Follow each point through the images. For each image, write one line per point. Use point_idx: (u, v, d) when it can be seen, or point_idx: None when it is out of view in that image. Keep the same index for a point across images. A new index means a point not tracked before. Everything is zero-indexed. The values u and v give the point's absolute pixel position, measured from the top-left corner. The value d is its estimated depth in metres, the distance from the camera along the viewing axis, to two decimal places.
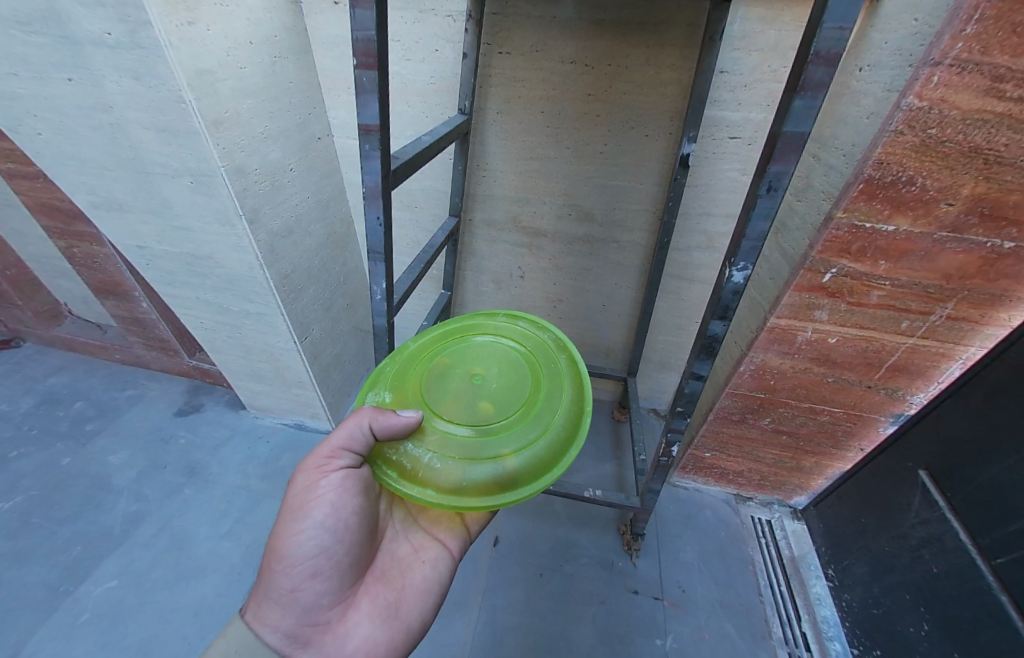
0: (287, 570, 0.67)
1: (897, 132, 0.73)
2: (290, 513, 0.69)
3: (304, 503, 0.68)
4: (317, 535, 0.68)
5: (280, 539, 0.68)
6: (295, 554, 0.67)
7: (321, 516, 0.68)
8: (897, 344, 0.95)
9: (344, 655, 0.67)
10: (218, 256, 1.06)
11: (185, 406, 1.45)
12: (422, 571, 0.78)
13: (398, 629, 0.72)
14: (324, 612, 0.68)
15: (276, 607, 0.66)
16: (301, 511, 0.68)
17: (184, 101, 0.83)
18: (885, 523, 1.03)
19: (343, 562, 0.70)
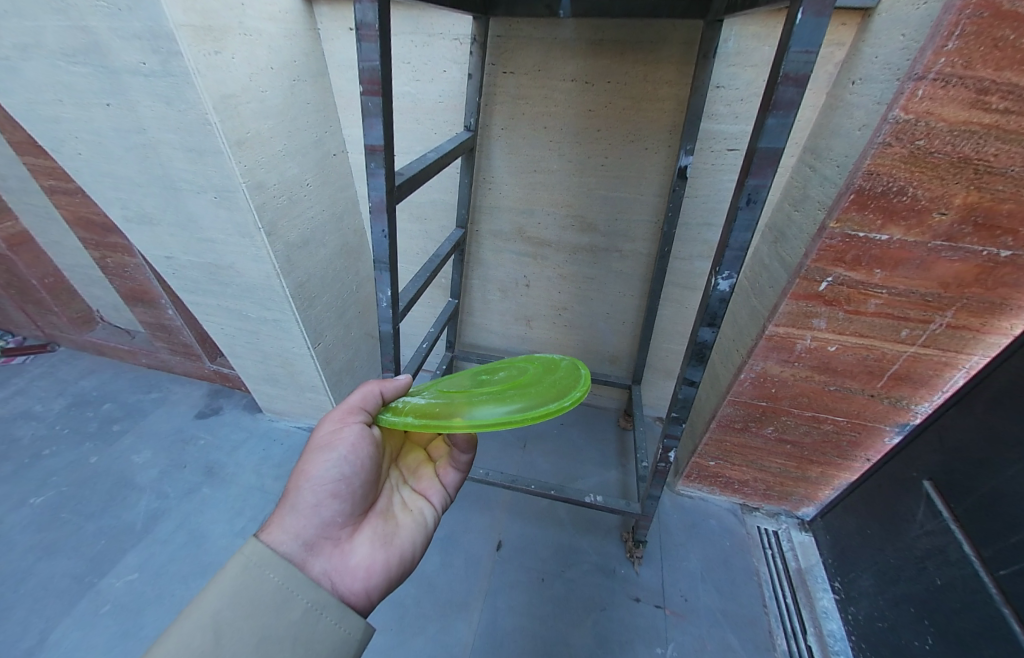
0: (311, 487, 0.67)
1: (886, 144, 0.75)
2: (317, 444, 0.71)
3: (332, 437, 0.71)
4: (343, 463, 0.70)
5: (306, 462, 0.69)
6: (320, 472, 0.68)
7: (348, 448, 0.70)
8: (898, 353, 0.95)
9: (349, 570, 0.66)
10: (238, 266, 1.13)
11: (205, 409, 1.52)
12: (414, 514, 0.79)
13: (396, 557, 0.72)
14: (335, 531, 0.68)
15: (295, 515, 0.65)
16: (329, 442, 0.71)
17: (210, 124, 0.90)
18: (891, 533, 1.02)
19: (361, 489, 0.71)
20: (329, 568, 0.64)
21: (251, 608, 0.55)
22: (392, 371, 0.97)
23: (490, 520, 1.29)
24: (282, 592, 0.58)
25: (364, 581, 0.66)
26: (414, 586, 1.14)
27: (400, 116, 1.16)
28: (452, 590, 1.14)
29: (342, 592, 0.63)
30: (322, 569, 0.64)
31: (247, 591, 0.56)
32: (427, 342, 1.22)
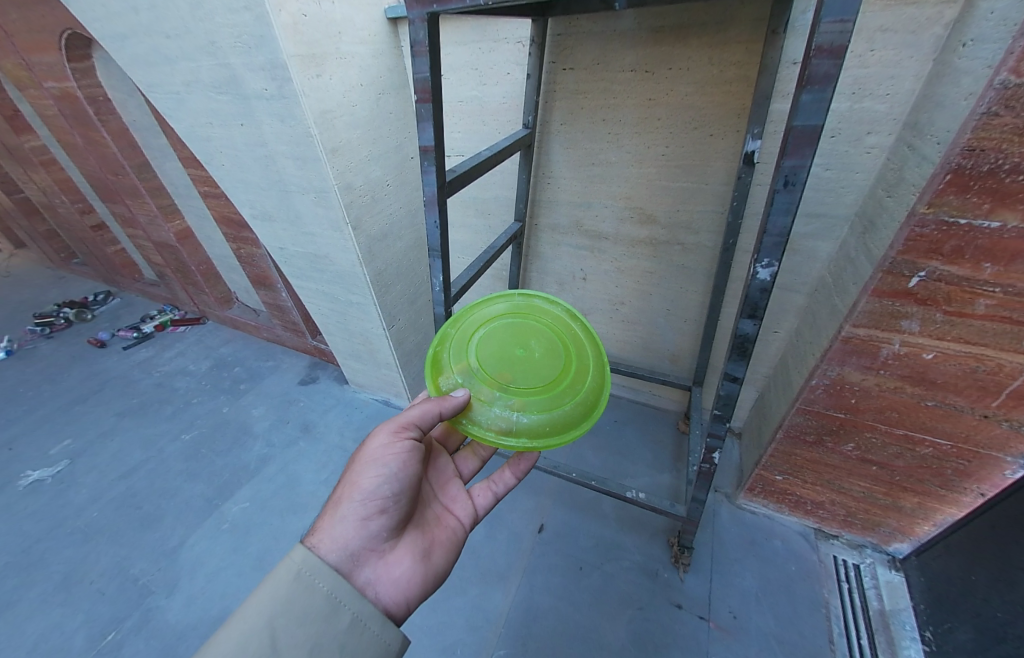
0: (362, 502, 0.73)
1: (992, 114, 0.64)
2: (369, 455, 0.77)
3: (384, 453, 0.77)
4: (392, 481, 0.76)
5: (357, 476, 0.75)
6: (371, 486, 0.74)
7: (397, 463, 0.77)
8: (1019, 367, 0.79)
9: (390, 581, 0.72)
10: (331, 255, 1.32)
11: (306, 377, 1.79)
12: (446, 530, 0.84)
13: (431, 570, 0.77)
14: (379, 543, 0.74)
15: (346, 527, 0.72)
16: (380, 456, 0.77)
17: (311, 136, 1.07)
18: (1003, 583, 0.86)
19: (404, 504, 0.77)
20: (373, 578, 0.71)
21: (305, 616, 0.63)
22: None
23: (535, 504, 1.33)
24: (333, 601, 0.65)
25: (403, 593, 0.73)
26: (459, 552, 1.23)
27: (468, 118, 1.25)
28: (493, 561, 1.21)
29: (385, 602, 0.71)
30: (366, 578, 0.71)
31: (300, 597, 0.64)
32: None
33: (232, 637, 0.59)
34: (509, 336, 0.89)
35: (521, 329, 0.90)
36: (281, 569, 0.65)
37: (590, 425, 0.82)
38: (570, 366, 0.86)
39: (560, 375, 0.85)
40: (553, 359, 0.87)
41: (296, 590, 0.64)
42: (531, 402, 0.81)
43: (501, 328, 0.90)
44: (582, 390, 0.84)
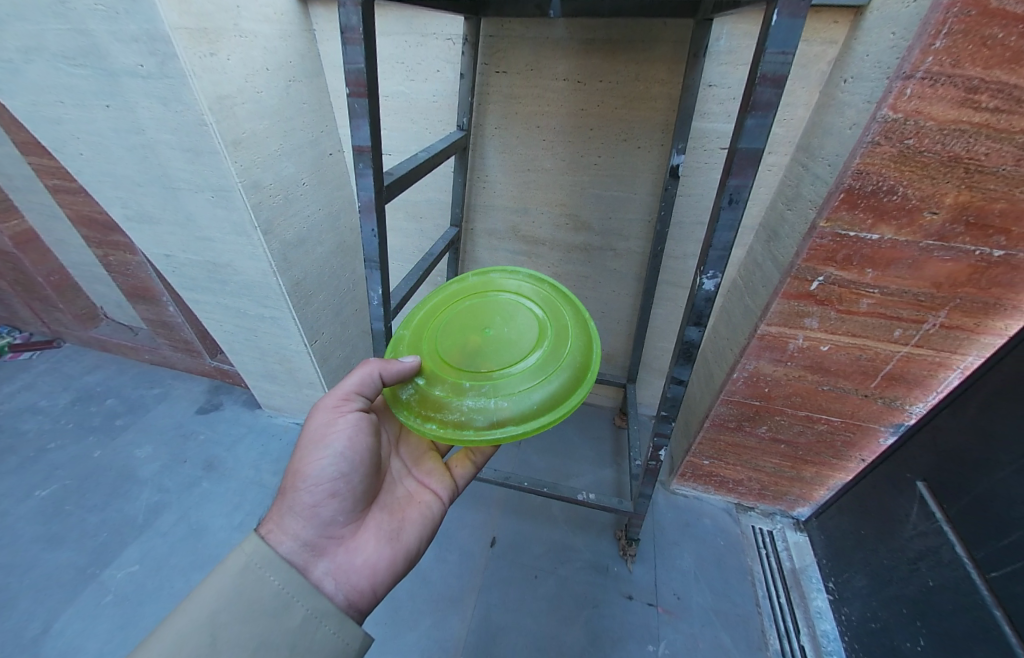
0: (310, 489, 0.69)
1: (875, 143, 0.75)
2: (314, 436, 0.72)
3: (329, 433, 0.72)
4: (339, 460, 0.71)
5: (301, 461, 0.71)
6: (318, 471, 0.69)
7: (342, 439, 0.72)
8: (891, 353, 0.95)
9: (354, 568, 0.69)
10: (235, 264, 1.15)
11: (206, 404, 1.55)
12: (417, 506, 0.82)
13: (401, 552, 0.75)
14: (338, 529, 0.70)
15: (296, 516, 0.68)
16: (324, 437, 0.72)
17: (206, 124, 0.91)
18: (885, 535, 1.02)
19: (359, 483, 0.73)
20: (332, 568, 0.68)
21: (252, 612, 0.59)
22: None
23: (484, 517, 1.30)
24: (284, 597, 0.61)
25: (370, 579, 0.70)
26: (408, 582, 1.16)
27: (394, 115, 1.17)
28: (446, 585, 1.16)
29: (345, 592, 0.67)
30: (326, 569, 0.67)
31: (248, 594, 0.60)
32: None
33: (170, 635, 0.55)
34: (468, 318, 0.87)
35: (482, 310, 0.88)
36: (229, 564, 0.61)
37: (574, 397, 0.74)
38: (545, 335, 0.82)
39: (538, 345, 0.80)
40: (523, 338, 0.82)
41: (244, 585, 0.60)
42: (512, 384, 0.75)
43: (456, 317, 0.88)
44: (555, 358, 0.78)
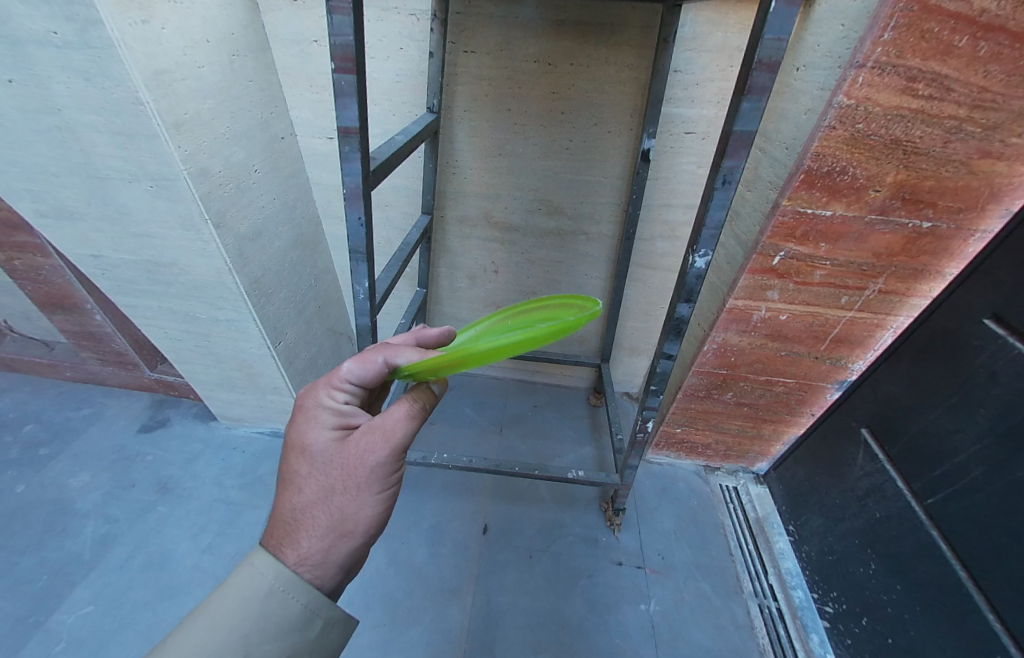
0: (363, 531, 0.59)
1: (831, 127, 0.82)
2: (369, 482, 0.58)
3: (389, 479, 0.60)
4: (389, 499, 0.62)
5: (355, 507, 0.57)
6: (377, 517, 0.59)
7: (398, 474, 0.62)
8: (838, 318, 1.06)
9: None
10: (182, 263, 1.03)
11: (150, 421, 1.39)
12: None
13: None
14: None
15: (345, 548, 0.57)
16: (385, 485, 0.59)
17: (141, 103, 0.80)
18: (836, 478, 1.16)
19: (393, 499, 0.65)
20: None
21: (274, 631, 0.51)
22: None
23: (474, 507, 1.30)
24: (307, 614, 0.54)
25: None
26: (404, 579, 1.14)
27: None
28: (442, 577, 1.15)
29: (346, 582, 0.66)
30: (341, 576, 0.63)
31: (270, 614, 0.52)
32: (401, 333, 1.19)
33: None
34: None
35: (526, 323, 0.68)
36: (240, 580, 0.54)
37: None
38: None
39: None
40: None
41: (265, 604, 0.52)
42: None
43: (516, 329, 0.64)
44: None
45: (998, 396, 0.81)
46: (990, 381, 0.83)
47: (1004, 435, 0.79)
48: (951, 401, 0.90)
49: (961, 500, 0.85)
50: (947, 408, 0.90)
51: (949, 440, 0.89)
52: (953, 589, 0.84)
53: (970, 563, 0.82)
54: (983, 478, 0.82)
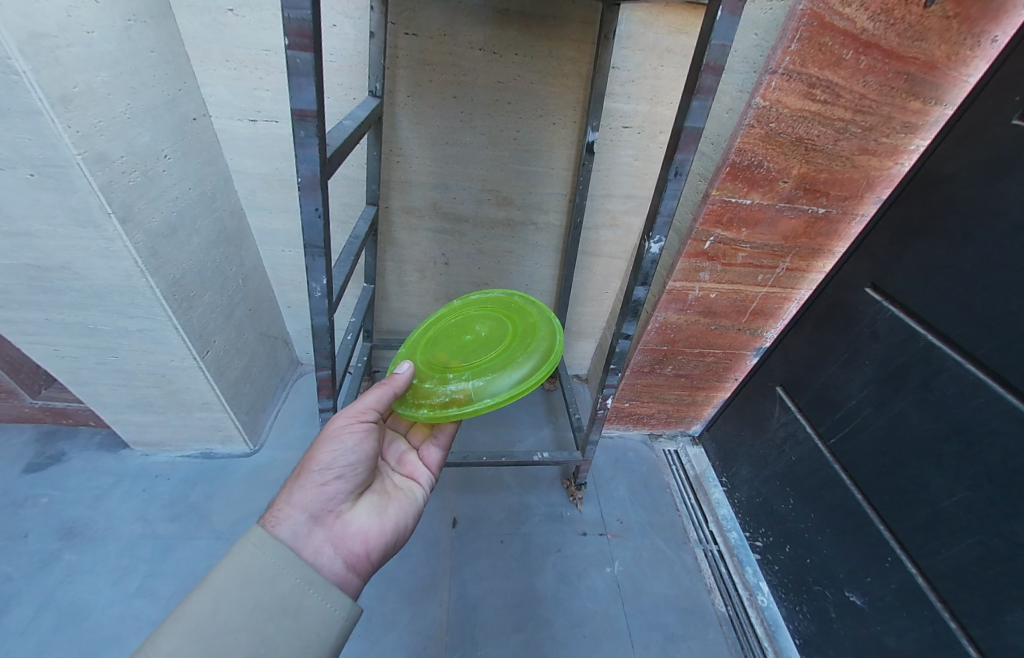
0: (320, 470, 0.75)
1: (750, 126, 0.93)
2: (328, 433, 0.79)
3: (341, 429, 0.79)
4: (348, 452, 0.77)
5: (313, 454, 0.76)
6: (329, 462, 0.76)
7: (358, 441, 0.78)
8: (756, 293, 1.21)
9: (348, 537, 0.72)
10: (78, 266, 0.87)
11: (38, 459, 1.22)
12: (404, 492, 0.87)
13: (391, 527, 0.79)
14: (339, 505, 0.75)
15: (305, 494, 0.71)
16: (340, 435, 0.78)
17: (16, 73, 0.65)
18: (759, 431, 1.34)
19: (364, 474, 0.79)
20: (332, 535, 0.71)
21: (247, 583, 0.60)
22: (328, 370, 0.89)
23: (441, 501, 1.31)
24: (275, 568, 0.62)
25: (364, 546, 0.73)
26: (375, 585, 1.10)
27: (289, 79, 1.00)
28: (415, 578, 1.14)
29: (343, 558, 0.70)
30: (324, 539, 0.70)
31: (241, 573, 0.60)
32: (354, 332, 1.15)
33: (187, 642, 0.54)
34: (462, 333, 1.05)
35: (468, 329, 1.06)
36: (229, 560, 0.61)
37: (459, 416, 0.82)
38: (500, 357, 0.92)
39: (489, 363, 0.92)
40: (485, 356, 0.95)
41: (241, 568, 0.61)
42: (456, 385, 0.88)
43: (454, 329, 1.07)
44: (524, 360, 0.89)
45: (878, 349, 1.00)
46: (872, 338, 1.01)
47: (884, 380, 0.98)
48: (844, 356, 1.08)
49: (855, 435, 1.04)
50: (842, 362, 1.09)
51: (844, 389, 1.07)
52: (853, 510, 1.02)
53: (865, 487, 1.00)
54: (871, 417, 1.00)
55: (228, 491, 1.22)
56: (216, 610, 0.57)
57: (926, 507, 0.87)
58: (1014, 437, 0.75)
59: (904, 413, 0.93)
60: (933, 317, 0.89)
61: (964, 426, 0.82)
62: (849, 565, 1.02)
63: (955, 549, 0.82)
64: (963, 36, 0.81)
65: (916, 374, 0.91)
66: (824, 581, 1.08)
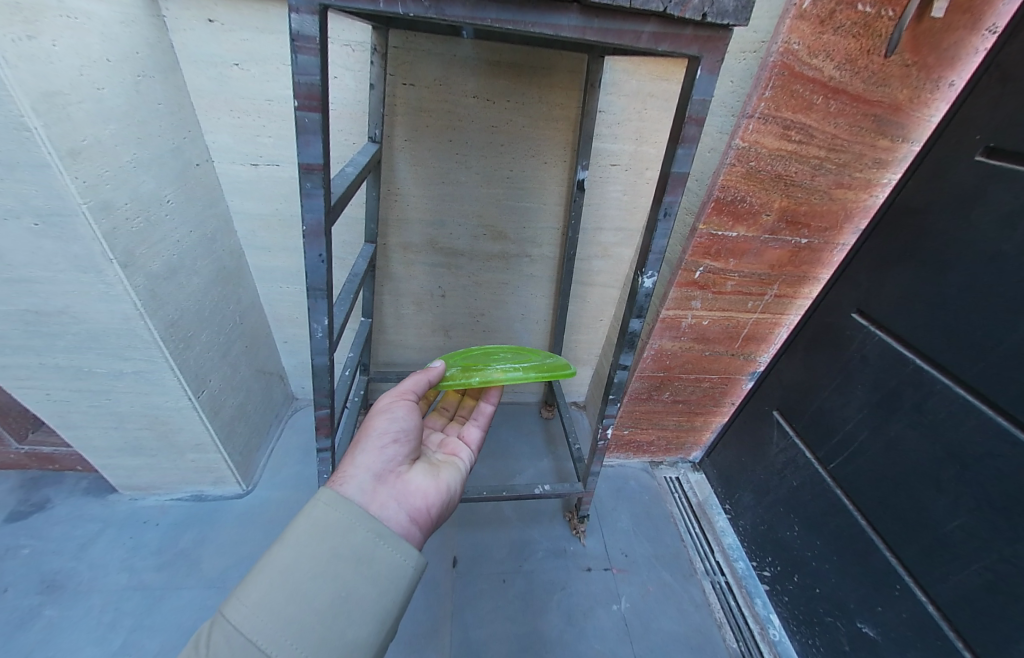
0: (378, 435, 0.76)
1: (731, 165, 0.98)
2: (378, 407, 0.80)
3: (390, 402, 0.80)
4: (401, 419, 0.78)
5: (368, 424, 0.77)
6: (386, 429, 0.77)
7: (407, 411, 0.80)
8: (747, 320, 1.24)
9: (410, 494, 0.73)
10: (76, 310, 0.87)
11: (20, 508, 1.18)
12: (449, 463, 0.88)
13: (445, 489, 0.80)
14: (398, 467, 0.75)
15: (367, 456, 0.72)
16: (390, 408, 0.80)
17: (27, 129, 0.67)
18: (759, 456, 1.34)
19: (416, 441, 0.80)
20: (397, 493, 0.72)
21: (322, 535, 0.58)
22: (328, 408, 0.89)
23: (440, 539, 1.28)
24: (349, 522, 0.60)
25: (425, 503, 0.74)
26: None
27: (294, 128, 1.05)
28: (416, 623, 1.09)
29: (408, 512, 0.70)
30: (390, 496, 0.70)
31: (314, 527, 0.59)
32: (352, 367, 1.16)
33: (265, 596, 0.53)
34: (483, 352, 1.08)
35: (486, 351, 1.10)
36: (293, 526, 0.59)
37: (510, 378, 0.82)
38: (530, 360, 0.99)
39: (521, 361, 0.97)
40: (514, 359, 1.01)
41: (310, 526, 0.59)
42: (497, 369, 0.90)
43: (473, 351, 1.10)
44: (552, 363, 0.95)
45: (870, 372, 1.02)
46: (862, 362, 1.04)
47: (878, 403, 1.00)
48: (837, 380, 1.10)
49: (854, 460, 1.04)
50: (835, 386, 1.11)
51: (840, 414, 1.09)
52: (858, 536, 1.02)
53: (868, 512, 1.00)
54: (868, 441, 1.02)
55: (219, 536, 1.18)
56: (293, 564, 0.55)
57: (929, 531, 0.87)
58: (1009, 460, 0.76)
59: (899, 436, 0.95)
60: (919, 342, 0.92)
61: (958, 450, 0.83)
62: (859, 594, 1.01)
63: (961, 574, 0.82)
64: (922, 81, 0.88)
65: (907, 398, 0.93)
66: (835, 612, 1.06)
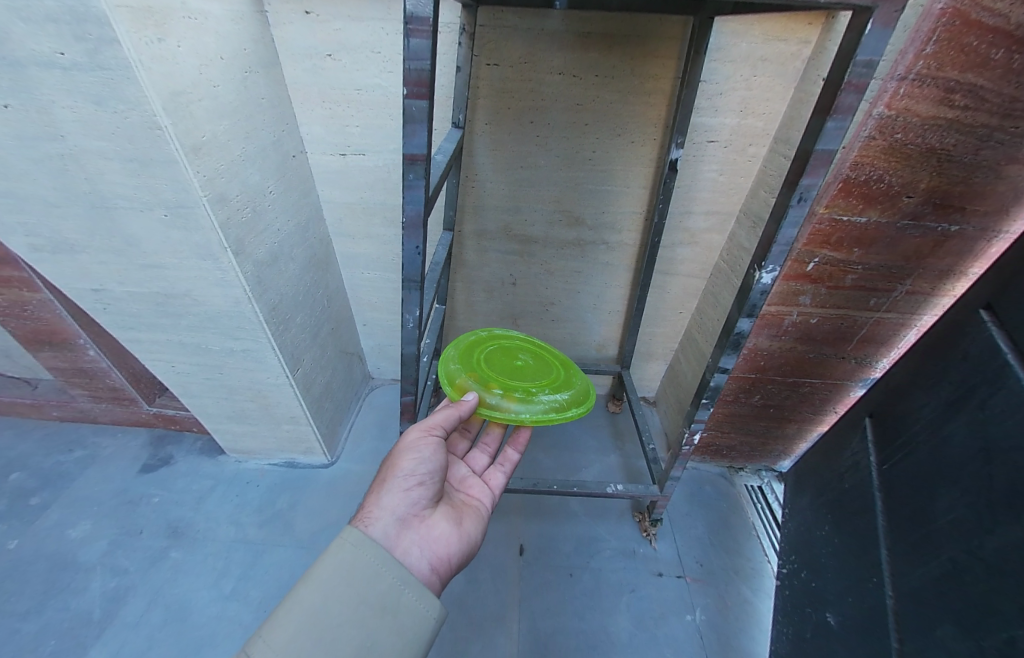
0: (405, 476, 0.76)
1: (870, 138, 0.84)
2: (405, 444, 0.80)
3: (417, 441, 0.80)
4: (426, 461, 0.78)
5: (394, 461, 0.78)
6: (410, 471, 0.77)
7: (434, 453, 0.79)
8: (866, 319, 1.08)
9: (431, 542, 0.74)
10: (196, 293, 0.95)
11: (150, 461, 1.36)
12: (472, 506, 0.88)
13: (466, 537, 0.80)
14: (421, 511, 0.76)
15: (393, 497, 0.74)
16: (416, 448, 0.79)
17: (160, 127, 0.72)
18: (830, 459, 1.16)
19: (441, 483, 0.80)
20: (417, 539, 0.73)
21: (350, 577, 0.61)
22: (412, 395, 0.90)
23: (507, 526, 1.29)
24: (376, 567, 0.63)
25: (446, 551, 0.75)
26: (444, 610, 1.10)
27: (369, 111, 1.08)
28: (484, 606, 1.12)
29: (430, 560, 0.72)
30: (411, 543, 0.72)
31: (343, 571, 0.61)
32: (427, 354, 1.17)
33: (299, 636, 0.55)
34: (504, 354, 1.08)
35: (506, 351, 1.09)
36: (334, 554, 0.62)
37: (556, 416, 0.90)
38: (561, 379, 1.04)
39: (554, 381, 1.02)
40: (545, 376, 1.03)
41: (347, 567, 0.62)
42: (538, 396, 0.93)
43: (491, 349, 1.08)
44: (582, 384, 1.04)
45: (957, 368, 0.82)
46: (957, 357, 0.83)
47: (950, 403, 0.81)
48: (926, 375, 0.90)
49: (905, 460, 0.88)
50: (921, 382, 0.91)
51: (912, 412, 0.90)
52: None
53: None
54: (920, 440, 0.86)
55: (309, 501, 1.28)
56: (324, 606, 0.58)
57: (923, 527, 0.78)
58: None
59: (953, 436, 0.78)
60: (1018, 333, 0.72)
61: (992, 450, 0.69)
62: (839, 585, 0.96)
63: (925, 567, 0.75)
64: None
65: (978, 395, 0.75)
66: (815, 604, 1.01)
